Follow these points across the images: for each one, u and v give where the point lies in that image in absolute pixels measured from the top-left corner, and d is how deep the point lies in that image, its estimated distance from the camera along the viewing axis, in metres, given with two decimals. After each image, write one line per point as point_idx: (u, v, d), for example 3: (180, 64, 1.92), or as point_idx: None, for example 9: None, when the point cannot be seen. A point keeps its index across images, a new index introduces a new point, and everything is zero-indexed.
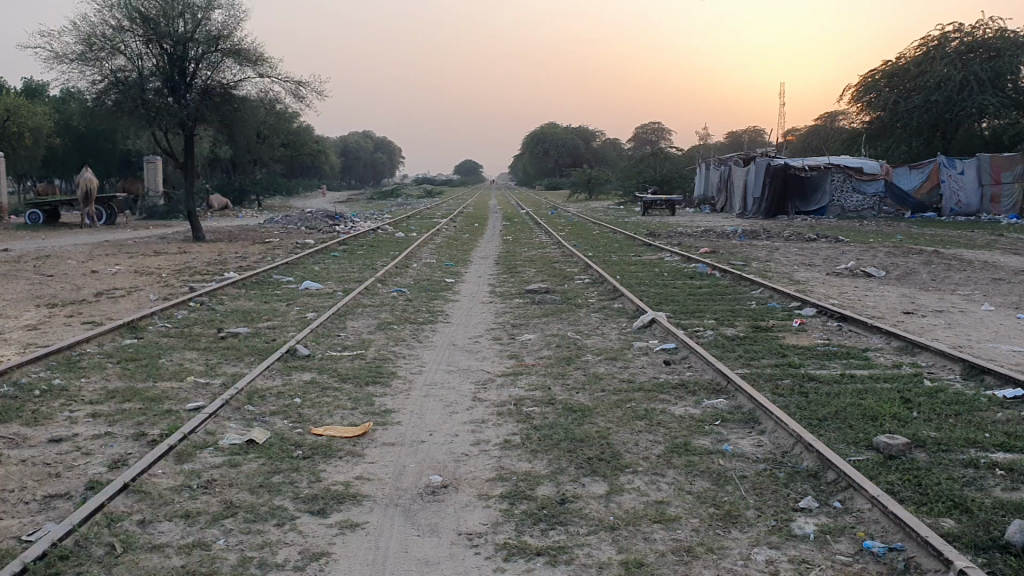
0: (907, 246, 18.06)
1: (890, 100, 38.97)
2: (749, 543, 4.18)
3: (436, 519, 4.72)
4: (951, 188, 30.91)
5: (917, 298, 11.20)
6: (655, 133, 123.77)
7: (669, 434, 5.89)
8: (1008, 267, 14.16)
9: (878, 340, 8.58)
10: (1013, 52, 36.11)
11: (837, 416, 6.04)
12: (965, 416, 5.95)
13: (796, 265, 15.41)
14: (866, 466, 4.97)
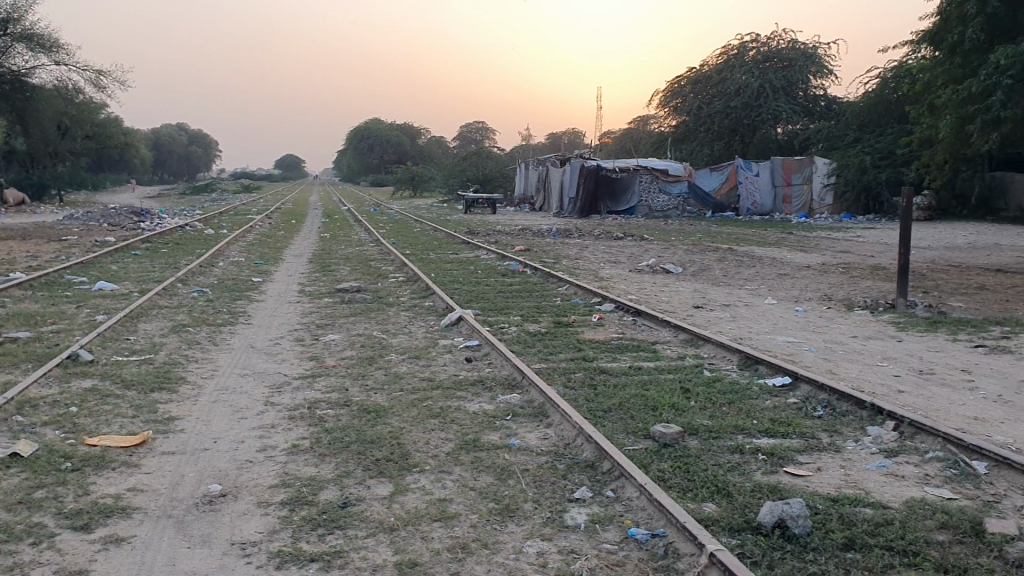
0: (705, 244, 19.05)
1: (694, 105, 40.79)
2: (523, 536, 4.25)
3: (210, 529, 4.53)
4: (747, 189, 33.15)
5: (709, 293, 11.79)
6: (479, 131, 125.27)
7: (460, 430, 5.92)
8: (792, 263, 15.22)
9: (667, 334, 8.99)
10: (803, 62, 38.95)
11: (622, 407, 6.27)
12: (737, 404, 6.31)
13: (602, 262, 15.94)
14: (641, 455, 5.19)
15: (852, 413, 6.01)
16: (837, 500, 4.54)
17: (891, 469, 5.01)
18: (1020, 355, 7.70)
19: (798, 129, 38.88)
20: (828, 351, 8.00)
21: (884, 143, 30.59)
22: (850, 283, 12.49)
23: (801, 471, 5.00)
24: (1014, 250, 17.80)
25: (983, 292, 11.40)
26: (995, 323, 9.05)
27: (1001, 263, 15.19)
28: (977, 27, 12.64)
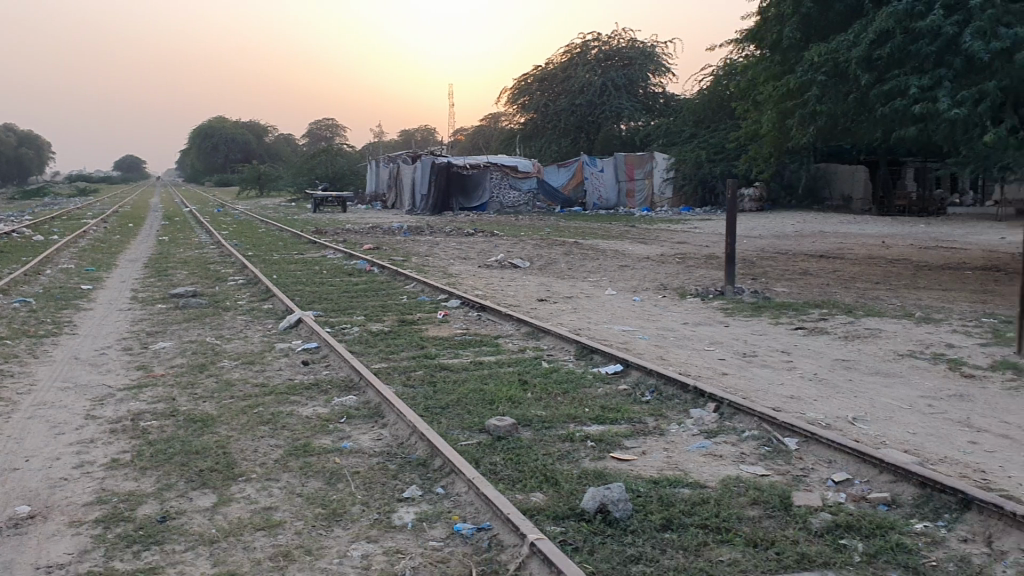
0: (552, 238, 19.39)
1: (541, 103, 41.41)
2: (348, 539, 4.19)
3: (14, 554, 4.24)
4: (593, 185, 34.27)
5: (552, 286, 12.00)
6: (330, 129, 123.46)
7: (291, 435, 5.79)
8: (634, 254, 15.67)
9: (509, 327, 9.07)
10: (642, 61, 40.37)
11: (458, 402, 6.28)
12: (572, 393, 6.43)
13: (452, 258, 15.96)
14: (473, 450, 5.21)
15: (677, 396, 6.24)
16: (658, 482, 4.69)
17: (710, 449, 5.22)
18: (834, 335, 8.19)
19: (641, 125, 40.14)
20: (661, 338, 8.27)
21: (719, 135, 32.48)
22: (686, 272, 12.96)
23: (627, 456, 5.13)
24: (836, 237, 18.94)
25: (807, 277, 12.06)
26: (814, 306, 9.59)
27: (825, 249, 16.11)
28: (793, 26, 13.34)
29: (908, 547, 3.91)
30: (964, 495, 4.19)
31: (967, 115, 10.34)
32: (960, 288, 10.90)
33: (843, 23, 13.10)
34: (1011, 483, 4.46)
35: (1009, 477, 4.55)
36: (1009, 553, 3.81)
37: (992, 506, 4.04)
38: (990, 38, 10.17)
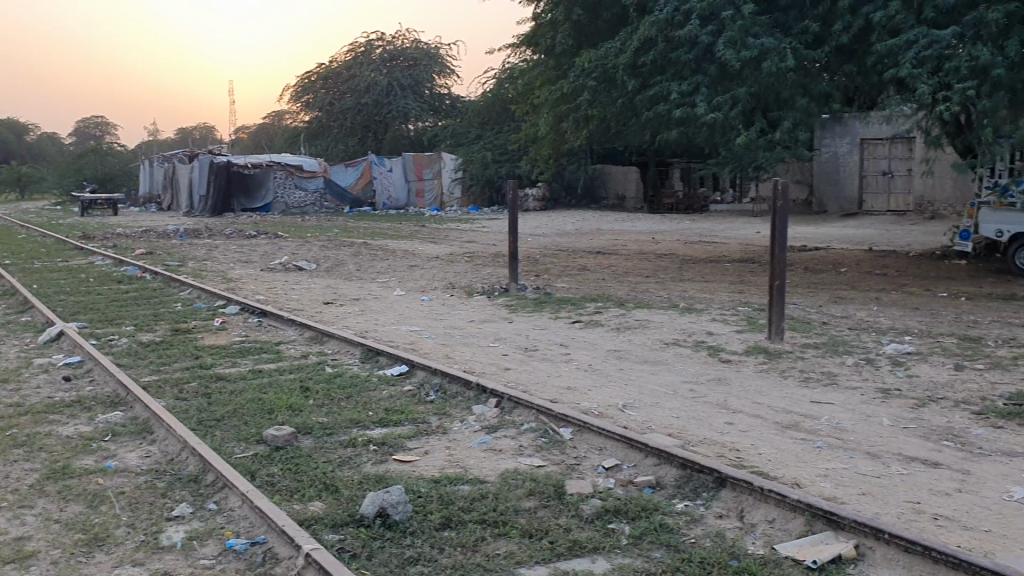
0: (339, 239, 19.11)
1: (325, 102, 40.70)
2: (112, 565, 3.94)
3: None
4: (382, 185, 34.24)
5: (338, 288, 11.83)
6: (99, 127, 115.89)
7: (48, 458, 5.37)
8: (422, 254, 15.73)
9: (292, 333, 8.86)
10: (427, 62, 40.59)
11: (235, 414, 6.06)
12: (354, 397, 6.38)
13: (233, 262, 15.38)
14: (250, 461, 5.06)
15: (459, 394, 6.33)
16: (438, 481, 4.73)
17: (490, 444, 5.33)
18: (608, 327, 8.57)
19: (428, 125, 40.39)
20: (447, 337, 8.35)
21: (502, 137, 33.31)
22: (473, 271, 13.15)
23: (409, 457, 5.14)
24: (613, 233, 19.83)
25: (586, 272, 12.56)
26: (591, 300, 10.00)
27: (602, 246, 16.84)
28: (565, 32, 13.84)
29: (670, 526, 4.16)
30: (719, 474, 4.50)
31: (723, 119, 11.11)
32: (721, 279, 11.70)
33: (612, 31, 13.74)
34: (759, 459, 4.84)
35: (758, 454, 4.93)
36: (758, 526, 4.13)
37: (743, 482, 4.37)
38: (741, 48, 10.98)
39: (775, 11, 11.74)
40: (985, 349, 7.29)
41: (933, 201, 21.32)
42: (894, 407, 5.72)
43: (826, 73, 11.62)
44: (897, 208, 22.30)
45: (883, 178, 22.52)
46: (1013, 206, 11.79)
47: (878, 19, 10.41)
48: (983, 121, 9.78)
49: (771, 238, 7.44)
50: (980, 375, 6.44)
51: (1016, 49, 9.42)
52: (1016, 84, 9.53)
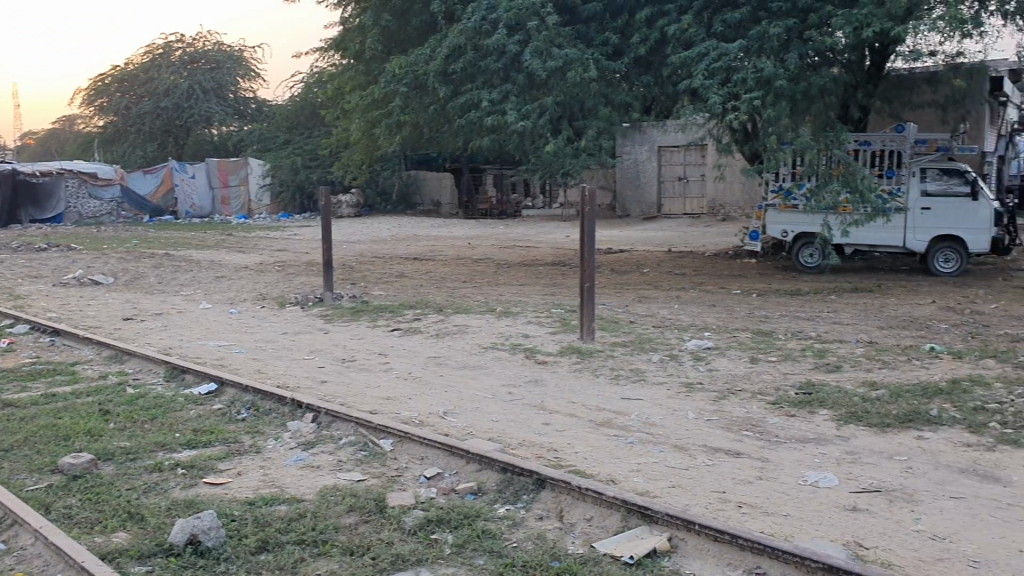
0: (139, 250, 18.09)
1: (121, 105, 38.49)
2: None
3: None
4: (183, 192, 32.67)
5: (139, 303, 11.19)
6: None
7: None
8: (230, 264, 15.16)
9: (89, 352, 8.30)
10: (231, 64, 39.19)
11: (25, 443, 5.59)
12: (160, 419, 6.04)
13: (19, 278, 14.23)
14: (44, 494, 4.68)
15: (274, 410, 6.12)
16: (252, 502, 4.55)
17: (306, 461, 5.18)
18: (426, 334, 8.54)
19: (233, 130, 39.01)
20: (259, 351, 8.06)
21: (311, 144, 32.72)
22: (285, 281, 12.79)
23: (220, 479, 4.92)
24: (428, 239, 19.81)
25: (402, 279, 12.48)
26: (408, 307, 9.94)
27: (417, 252, 16.82)
28: (374, 37, 13.73)
29: (491, 532, 4.17)
30: (538, 476, 4.57)
31: (532, 126, 11.34)
32: (535, 283, 11.93)
33: (420, 37, 13.74)
34: (576, 458, 4.95)
35: (575, 453, 5.04)
36: (576, 525, 4.22)
37: (561, 482, 4.46)
38: (546, 57, 11.24)
39: (578, 22, 12.11)
40: (777, 342, 7.79)
41: (726, 204, 22.65)
42: (698, 401, 6.01)
43: (627, 82, 12.11)
44: (693, 211, 23.52)
45: (679, 183, 23.68)
46: (797, 208, 12.72)
47: (673, 32, 10.96)
48: (768, 129, 10.47)
49: (579, 241, 7.64)
50: (773, 367, 6.87)
51: (795, 63, 10.15)
52: (796, 94, 10.27)
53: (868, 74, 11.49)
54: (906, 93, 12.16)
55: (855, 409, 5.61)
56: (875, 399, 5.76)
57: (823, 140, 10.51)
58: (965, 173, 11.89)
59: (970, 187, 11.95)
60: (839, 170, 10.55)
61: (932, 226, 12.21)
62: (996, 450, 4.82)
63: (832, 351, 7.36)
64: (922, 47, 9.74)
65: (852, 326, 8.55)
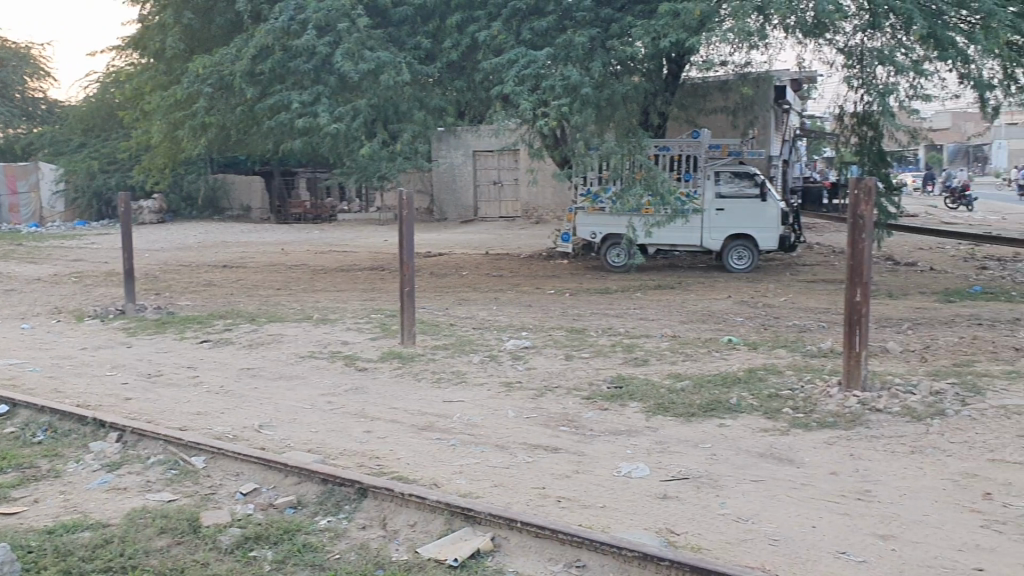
0: None
1: None
2: None
3: None
4: None
5: None
6: None
7: None
8: (20, 276, 14.07)
9: None
10: (16, 62, 36.33)
11: None
12: None
13: None
14: None
15: (74, 431, 5.73)
16: (53, 530, 4.24)
17: (111, 483, 4.89)
18: (239, 344, 8.25)
19: (20, 133, 36.18)
20: (55, 368, 7.53)
21: (108, 147, 30.90)
22: (83, 292, 12.00)
23: (14, 509, 4.55)
24: (238, 246, 19.13)
25: (211, 288, 11.99)
26: (218, 316, 9.56)
27: (228, 259, 16.22)
28: (176, 35, 13.13)
29: (313, 545, 4.08)
30: (360, 485, 4.51)
31: (345, 129, 11.18)
32: (351, 288, 11.77)
33: (225, 37, 13.25)
34: (398, 464, 4.93)
35: (396, 459, 5.02)
36: (400, 531, 4.20)
37: (384, 490, 4.42)
38: (358, 59, 11.11)
39: (389, 25, 12.05)
40: (590, 339, 8.06)
41: (539, 208, 23.40)
42: (517, 400, 6.12)
43: (440, 87, 12.17)
44: (508, 214, 24.07)
45: (495, 188, 24.14)
46: (604, 210, 13.19)
47: (483, 38, 11.11)
48: (576, 135, 10.79)
49: (399, 246, 7.60)
50: (588, 363, 7.11)
51: (600, 71, 10.52)
52: (601, 101, 10.62)
53: (666, 82, 12.04)
54: (700, 100, 12.84)
55: (663, 400, 5.88)
56: (682, 390, 6.06)
57: (627, 145, 10.94)
58: (754, 176, 12.71)
59: (759, 188, 12.78)
60: (642, 174, 11.01)
61: (726, 226, 13.00)
62: (790, 433, 5.18)
63: (641, 346, 7.69)
64: (713, 58, 10.30)
65: (657, 322, 8.96)
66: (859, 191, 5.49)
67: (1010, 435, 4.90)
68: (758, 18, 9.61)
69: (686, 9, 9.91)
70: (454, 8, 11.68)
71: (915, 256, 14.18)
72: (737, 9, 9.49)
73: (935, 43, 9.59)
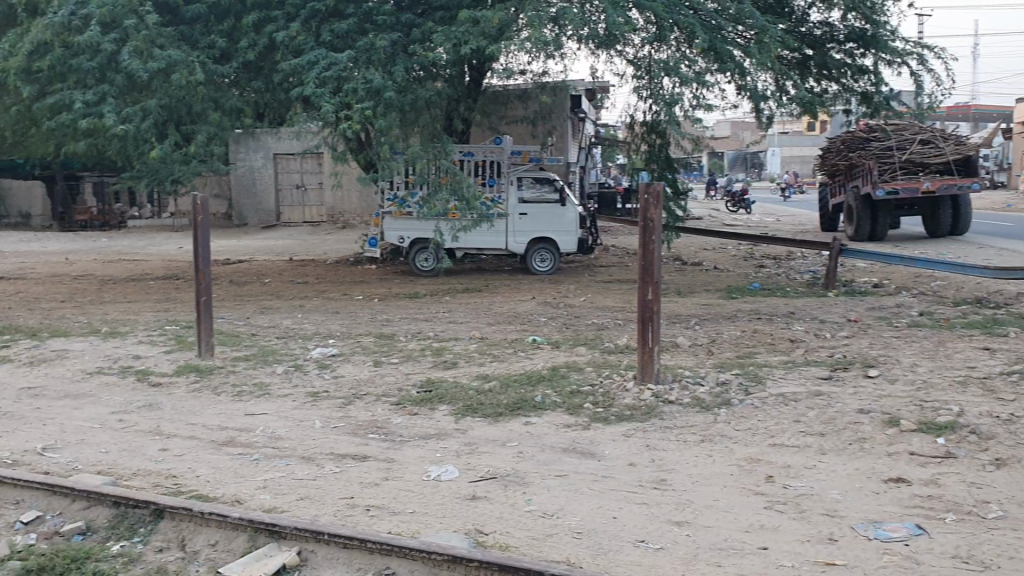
0: None
1: None
2: None
3: None
4: None
5: None
6: None
7: None
8: None
9: None
10: None
11: None
12: None
13: None
14: None
15: None
16: None
17: None
18: (18, 363, 7.61)
19: None
20: None
21: None
22: None
23: None
24: (16, 255, 17.67)
25: None
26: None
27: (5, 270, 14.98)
28: None
29: (104, 573, 3.84)
30: (155, 505, 4.27)
31: (135, 130, 10.59)
32: (145, 299, 11.16)
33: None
34: (198, 482, 4.70)
35: (196, 476, 4.80)
36: (201, 551, 4.03)
37: (181, 509, 4.20)
38: (147, 57, 10.54)
39: (180, 23, 11.52)
40: (398, 344, 8.02)
41: (344, 213, 23.15)
42: (323, 409, 5.99)
43: (236, 88, 11.75)
44: (312, 219, 23.50)
45: (297, 192, 23.56)
46: (411, 215, 13.16)
47: (280, 39, 10.82)
48: (380, 139, 10.70)
49: (194, 253, 7.28)
50: (396, 368, 7.07)
51: (402, 75, 10.49)
52: (404, 106, 10.59)
53: (468, 89, 12.16)
54: (502, 107, 13.06)
55: (471, 401, 5.94)
56: (488, 391, 6.14)
57: (432, 150, 10.96)
58: (554, 181, 13.14)
59: (559, 194, 13.24)
60: (447, 178, 11.07)
61: (530, 231, 13.32)
62: (592, 428, 5.36)
63: (449, 349, 7.73)
64: (513, 66, 10.53)
65: (465, 324, 9.04)
66: (649, 196, 5.76)
67: (788, 420, 5.29)
68: (554, 28, 9.91)
69: (484, 16, 10.06)
70: (250, 7, 11.34)
71: (702, 257, 15.05)
72: (533, 19, 9.75)
73: (715, 56, 10.15)
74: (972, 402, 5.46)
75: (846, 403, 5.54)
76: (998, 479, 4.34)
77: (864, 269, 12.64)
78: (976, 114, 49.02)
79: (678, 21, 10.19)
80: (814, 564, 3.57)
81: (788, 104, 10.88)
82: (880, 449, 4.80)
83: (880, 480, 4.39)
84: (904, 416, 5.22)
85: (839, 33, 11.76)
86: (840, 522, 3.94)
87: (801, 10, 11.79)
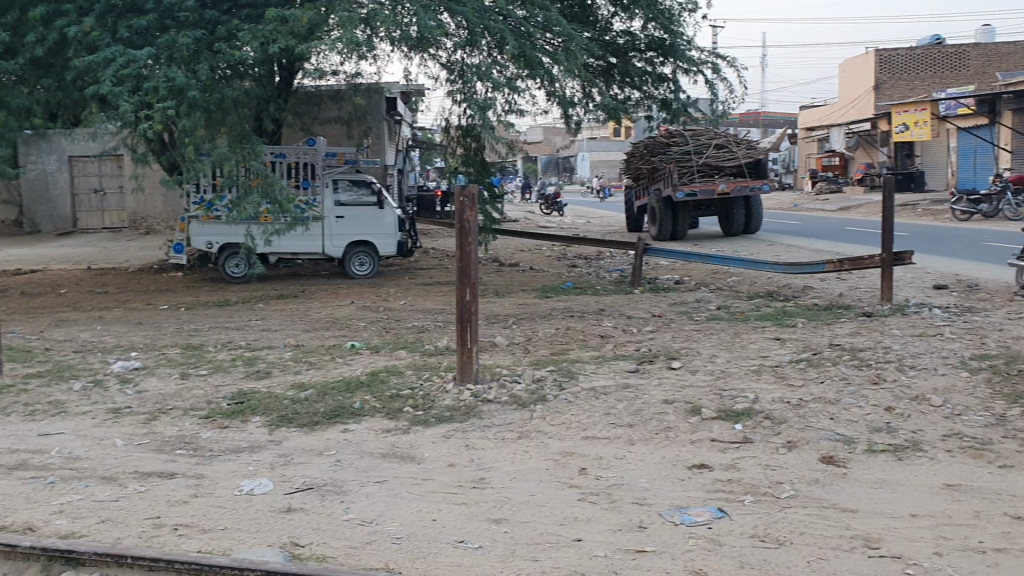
0: None
1: None
2: None
3: None
4: None
5: None
6: None
7: None
8: None
9: None
10: None
11: None
12: None
13: None
14: None
15: None
16: None
17: None
18: None
19: None
20: None
21: None
22: None
23: None
24: None
25: None
26: None
27: None
28: None
29: None
30: None
31: None
32: None
33: None
34: None
35: None
36: None
37: None
38: None
39: None
40: (208, 355, 7.71)
41: (147, 217, 21.85)
42: (126, 426, 5.67)
43: (24, 85, 10.95)
44: (113, 225, 22.34)
45: (96, 196, 22.20)
46: (220, 219, 12.69)
47: (73, 35, 10.18)
48: (184, 140, 10.24)
49: None
50: (205, 380, 6.79)
51: (207, 74, 10.09)
52: (210, 106, 10.19)
53: (279, 89, 11.85)
54: (314, 108, 12.80)
55: (286, 411, 5.79)
56: (304, 400, 6.00)
57: (241, 152, 10.59)
58: (371, 185, 13.03)
59: (377, 197, 13.14)
60: (258, 181, 10.73)
61: (346, 234, 13.13)
62: (410, 432, 5.34)
63: (262, 358, 7.51)
64: (324, 67, 10.32)
65: (280, 332, 8.81)
66: (465, 198, 5.81)
67: (600, 414, 5.47)
68: (364, 29, 9.80)
69: (293, 16, 9.84)
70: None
71: (518, 258, 15.33)
72: (344, 20, 9.60)
73: (524, 62, 10.42)
74: (765, 389, 5.83)
75: (653, 394, 5.78)
76: (790, 460, 4.66)
77: (667, 267, 13.27)
78: (764, 120, 52.51)
79: (489, 27, 10.29)
80: (625, 553, 3.70)
81: (595, 110, 11.27)
82: (683, 437, 5.04)
83: (684, 467, 4.61)
84: (704, 404, 5.50)
85: (640, 42, 12.22)
86: (649, 510, 4.11)
87: (605, 19, 12.11)
